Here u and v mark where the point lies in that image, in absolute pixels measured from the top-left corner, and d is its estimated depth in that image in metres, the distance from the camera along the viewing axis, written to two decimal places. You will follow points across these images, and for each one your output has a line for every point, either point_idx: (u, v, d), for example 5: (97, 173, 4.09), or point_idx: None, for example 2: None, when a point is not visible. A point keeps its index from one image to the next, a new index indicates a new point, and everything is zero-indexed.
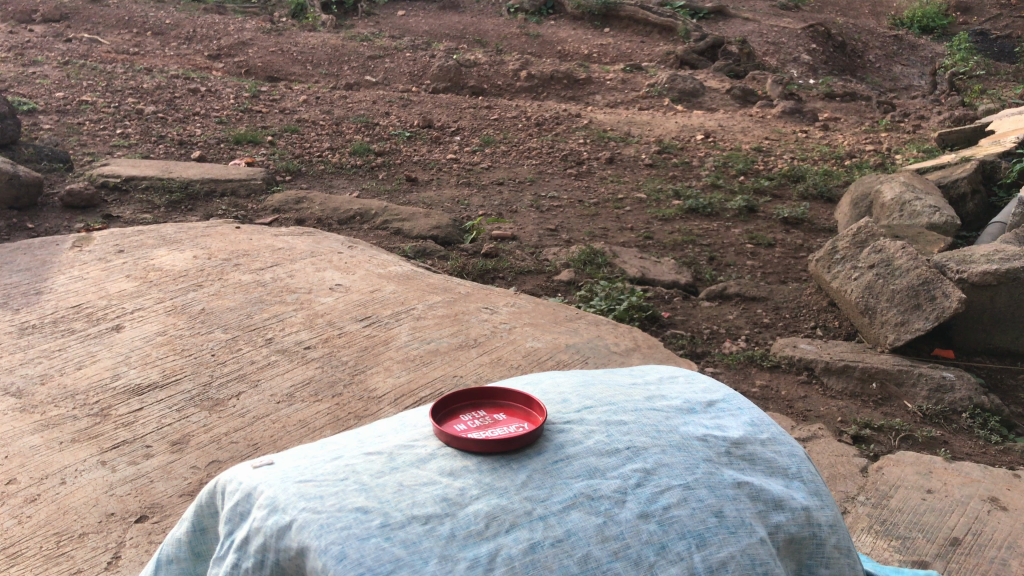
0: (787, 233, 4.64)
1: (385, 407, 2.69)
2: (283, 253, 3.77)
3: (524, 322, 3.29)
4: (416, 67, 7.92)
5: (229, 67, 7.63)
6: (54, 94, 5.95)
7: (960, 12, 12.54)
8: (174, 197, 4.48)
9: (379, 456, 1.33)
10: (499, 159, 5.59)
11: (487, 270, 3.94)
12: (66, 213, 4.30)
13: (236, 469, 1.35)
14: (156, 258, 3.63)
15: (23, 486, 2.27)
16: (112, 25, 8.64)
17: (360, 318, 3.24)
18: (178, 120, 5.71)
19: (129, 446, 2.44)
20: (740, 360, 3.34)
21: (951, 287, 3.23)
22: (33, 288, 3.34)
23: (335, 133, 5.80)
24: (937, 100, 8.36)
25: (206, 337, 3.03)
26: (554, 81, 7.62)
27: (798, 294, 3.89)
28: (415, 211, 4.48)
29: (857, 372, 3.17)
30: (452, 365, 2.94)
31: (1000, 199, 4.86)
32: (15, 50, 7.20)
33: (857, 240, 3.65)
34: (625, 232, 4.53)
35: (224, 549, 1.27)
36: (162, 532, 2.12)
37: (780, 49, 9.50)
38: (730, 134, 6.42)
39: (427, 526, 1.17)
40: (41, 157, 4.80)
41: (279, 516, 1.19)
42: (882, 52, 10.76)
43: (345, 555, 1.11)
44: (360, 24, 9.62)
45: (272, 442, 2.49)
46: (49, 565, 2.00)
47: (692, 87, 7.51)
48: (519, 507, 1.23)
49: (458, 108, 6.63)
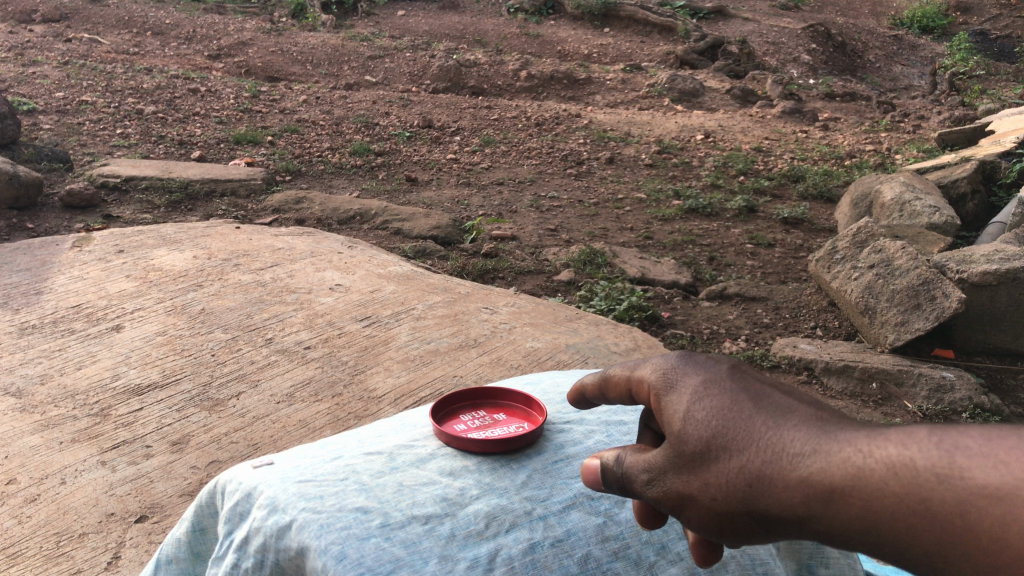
0: (787, 233, 4.65)
1: (385, 407, 2.70)
2: (283, 253, 3.77)
3: (524, 322, 3.28)
4: (416, 67, 7.92)
5: (229, 67, 7.63)
6: (54, 95, 5.95)
7: (960, 12, 12.54)
8: (174, 197, 4.47)
9: (379, 456, 1.33)
10: (499, 159, 5.60)
11: (487, 270, 3.94)
12: (66, 212, 4.30)
13: (237, 469, 1.34)
14: (156, 258, 3.63)
15: (23, 486, 2.27)
16: (112, 25, 8.63)
17: (360, 318, 3.24)
18: (178, 120, 5.71)
19: (129, 446, 2.44)
20: (739, 360, 3.34)
21: (951, 288, 3.24)
22: (33, 288, 3.33)
23: (336, 133, 5.81)
24: (937, 100, 8.37)
25: (206, 337, 3.03)
26: (554, 81, 7.64)
27: (798, 294, 3.89)
28: (415, 211, 4.48)
29: (857, 372, 3.17)
30: (453, 365, 2.94)
31: (1000, 199, 4.87)
32: (15, 50, 7.19)
33: (857, 240, 3.65)
34: (624, 232, 4.53)
35: (223, 549, 1.26)
36: (162, 532, 2.12)
37: (780, 49, 9.51)
38: (730, 134, 6.42)
39: (427, 526, 1.16)
40: (41, 157, 4.79)
41: (279, 516, 1.17)
42: (882, 52, 10.77)
43: (345, 555, 1.09)
44: (360, 24, 9.62)
45: (272, 442, 2.49)
46: (50, 565, 2.01)
47: (693, 87, 7.52)
48: (519, 507, 1.23)
49: (458, 108, 6.64)
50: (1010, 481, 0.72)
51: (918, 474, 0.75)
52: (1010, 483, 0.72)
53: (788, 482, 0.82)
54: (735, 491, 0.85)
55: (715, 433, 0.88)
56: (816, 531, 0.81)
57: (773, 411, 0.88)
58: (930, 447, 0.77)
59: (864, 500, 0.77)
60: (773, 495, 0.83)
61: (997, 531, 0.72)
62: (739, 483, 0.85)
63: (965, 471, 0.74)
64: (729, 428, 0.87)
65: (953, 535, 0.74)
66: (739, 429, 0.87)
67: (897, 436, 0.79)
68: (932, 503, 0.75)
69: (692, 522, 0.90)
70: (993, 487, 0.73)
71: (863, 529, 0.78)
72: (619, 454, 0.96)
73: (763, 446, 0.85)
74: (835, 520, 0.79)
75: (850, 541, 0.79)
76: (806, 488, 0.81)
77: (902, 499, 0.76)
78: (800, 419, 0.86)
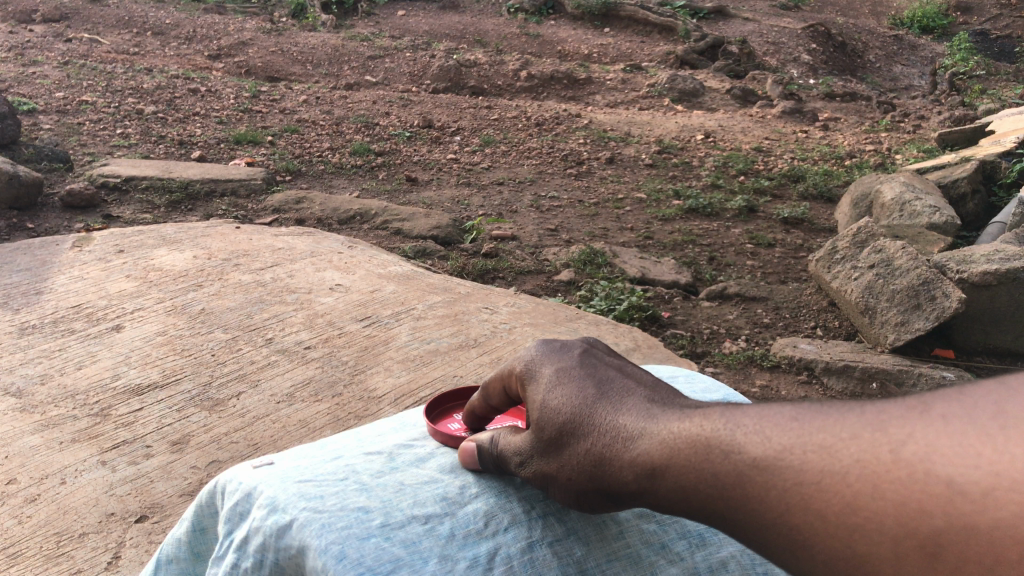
0: (787, 233, 4.65)
1: (385, 407, 2.70)
2: (284, 253, 3.76)
3: (524, 322, 3.28)
4: (416, 67, 7.92)
5: (229, 67, 7.63)
6: (54, 95, 5.94)
7: (960, 12, 12.54)
8: (174, 197, 4.47)
9: (379, 456, 1.33)
10: (499, 159, 5.60)
11: (487, 270, 3.93)
12: (66, 212, 4.29)
13: (236, 469, 1.34)
14: (156, 258, 3.62)
15: (23, 486, 2.27)
16: (112, 25, 8.63)
17: (360, 318, 3.24)
18: (178, 120, 5.71)
19: (129, 446, 2.44)
20: (739, 360, 3.34)
21: (951, 288, 3.25)
22: (33, 288, 3.33)
23: (336, 133, 5.81)
24: (937, 100, 8.37)
25: (206, 337, 3.03)
26: (554, 81, 7.64)
27: (798, 294, 3.89)
28: (415, 211, 4.48)
29: (857, 372, 3.17)
30: (453, 365, 2.94)
31: (1000, 199, 4.87)
32: (15, 50, 7.18)
33: (857, 240, 3.65)
34: (624, 232, 4.53)
35: (223, 549, 1.25)
36: (162, 533, 2.13)
37: (780, 49, 9.51)
38: (730, 134, 6.42)
39: (427, 525, 1.16)
40: (40, 157, 4.78)
41: (279, 516, 1.16)
42: (882, 52, 10.77)
43: (344, 555, 1.08)
44: (359, 24, 9.61)
45: (273, 442, 2.49)
46: (50, 565, 2.01)
47: (692, 87, 7.52)
48: (519, 506, 1.23)
49: (458, 108, 6.64)
50: (773, 452, 0.86)
51: (708, 449, 0.90)
52: (772, 454, 0.86)
53: (623, 462, 0.98)
54: (586, 469, 1.03)
55: (566, 420, 1.06)
56: (647, 500, 0.97)
57: (613, 397, 1.05)
58: (719, 425, 0.91)
59: (676, 475, 0.92)
60: (613, 470, 0.99)
61: (764, 494, 0.85)
62: (588, 461, 1.03)
63: (741, 445, 0.88)
64: (579, 415, 1.05)
65: (737, 500, 0.88)
66: (585, 416, 1.04)
67: (698, 418, 0.94)
68: (719, 474, 0.88)
69: (562, 493, 1.09)
70: (761, 458, 0.86)
71: (677, 497, 0.93)
72: (494, 437, 1.24)
73: (603, 431, 1.01)
74: (657, 492, 0.94)
75: (672, 507, 0.95)
76: (634, 465, 0.96)
77: (698, 472, 0.90)
78: (636, 405, 1.02)
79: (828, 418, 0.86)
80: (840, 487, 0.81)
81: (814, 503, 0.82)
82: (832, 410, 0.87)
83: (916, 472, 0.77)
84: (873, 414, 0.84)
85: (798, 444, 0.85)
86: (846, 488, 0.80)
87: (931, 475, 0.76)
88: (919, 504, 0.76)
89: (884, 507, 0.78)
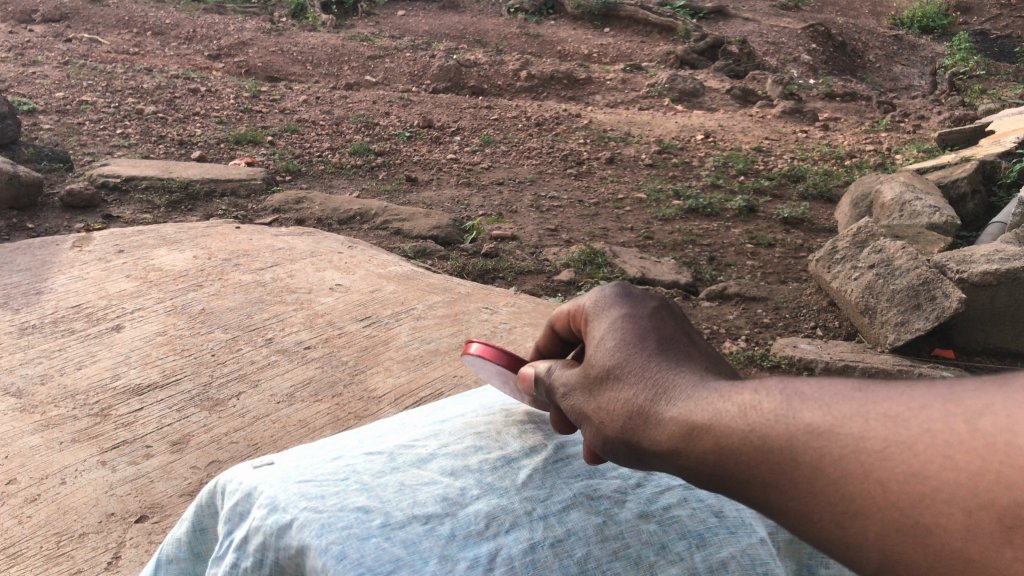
0: (787, 233, 4.65)
1: (385, 407, 2.70)
2: (283, 253, 3.76)
3: (524, 322, 3.28)
4: (416, 67, 7.92)
5: (229, 67, 7.63)
6: (54, 95, 5.94)
7: (960, 12, 12.53)
8: (174, 197, 4.47)
9: (379, 456, 1.33)
10: (499, 159, 5.60)
11: (487, 270, 3.93)
12: (66, 212, 4.29)
13: (236, 469, 1.34)
14: (156, 258, 3.62)
15: (23, 486, 2.27)
16: (112, 25, 8.63)
17: (360, 318, 3.24)
18: (178, 120, 5.72)
19: (129, 446, 2.44)
20: (740, 360, 3.34)
21: (951, 288, 3.26)
22: (33, 288, 3.33)
23: (336, 133, 5.81)
24: (938, 100, 8.37)
25: (206, 337, 3.03)
26: (554, 81, 7.64)
27: (798, 294, 3.89)
28: (415, 211, 4.49)
29: (857, 372, 3.16)
30: (452, 365, 2.94)
31: (1001, 200, 4.87)
32: (15, 50, 7.18)
33: (857, 240, 3.64)
34: (624, 233, 4.53)
35: (223, 549, 1.25)
36: (162, 532, 2.13)
37: (780, 49, 9.51)
38: (730, 134, 6.42)
39: (427, 526, 1.16)
40: (40, 157, 4.78)
41: (279, 515, 1.16)
42: (882, 52, 10.76)
43: (345, 555, 1.08)
44: (360, 24, 9.61)
45: (272, 442, 2.49)
46: (49, 565, 2.01)
47: (692, 87, 7.52)
48: (519, 507, 1.23)
49: (458, 108, 6.64)
50: (834, 421, 0.81)
51: (763, 414, 0.86)
52: (831, 422, 0.81)
53: (667, 422, 0.94)
54: (619, 422, 1.00)
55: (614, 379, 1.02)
56: (679, 461, 0.92)
57: (667, 364, 1.01)
58: (778, 393, 0.87)
59: (719, 435, 0.87)
60: (649, 424, 0.95)
61: (821, 462, 0.80)
62: (625, 417, 0.99)
63: (798, 412, 0.84)
64: (629, 367, 1.03)
65: (789, 469, 0.82)
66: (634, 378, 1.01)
67: (756, 386, 0.90)
68: (771, 437, 0.84)
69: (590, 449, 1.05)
70: (819, 425, 0.82)
71: (713, 457, 0.88)
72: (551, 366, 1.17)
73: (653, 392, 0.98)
74: (695, 453, 0.90)
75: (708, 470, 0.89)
76: (677, 423, 0.92)
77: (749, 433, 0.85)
78: (690, 372, 0.99)
79: (896, 391, 0.81)
80: (905, 456, 0.75)
81: (874, 472, 0.77)
82: (902, 386, 0.82)
83: (993, 444, 0.72)
84: (944, 388, 0.79)
85: (862, 413, 0.80)
86: (912, 458, 0.75)
87: (1011, 445, 0.71)
88: (996, 475, 0.70)
89: (956, 476, 0.72)
